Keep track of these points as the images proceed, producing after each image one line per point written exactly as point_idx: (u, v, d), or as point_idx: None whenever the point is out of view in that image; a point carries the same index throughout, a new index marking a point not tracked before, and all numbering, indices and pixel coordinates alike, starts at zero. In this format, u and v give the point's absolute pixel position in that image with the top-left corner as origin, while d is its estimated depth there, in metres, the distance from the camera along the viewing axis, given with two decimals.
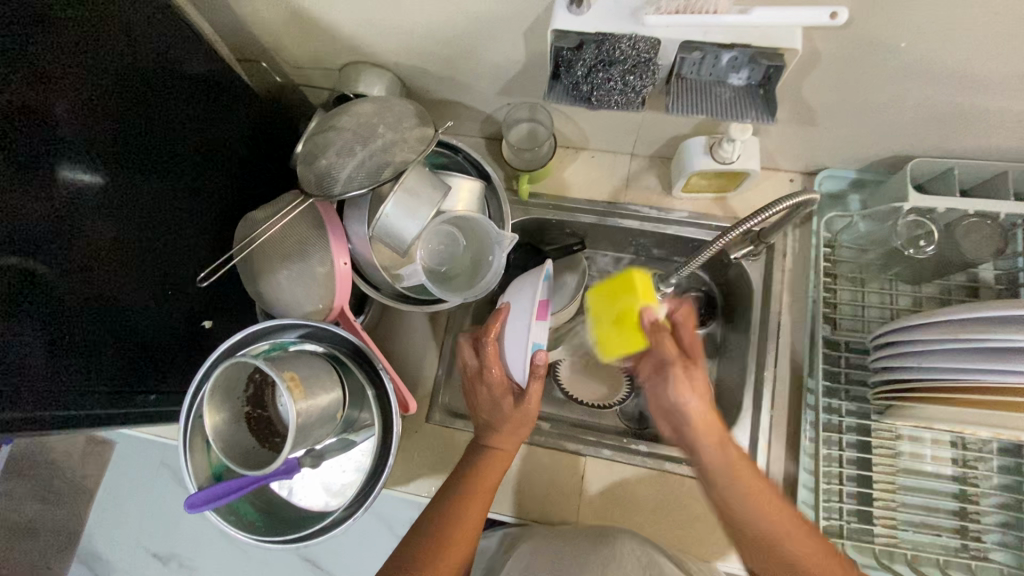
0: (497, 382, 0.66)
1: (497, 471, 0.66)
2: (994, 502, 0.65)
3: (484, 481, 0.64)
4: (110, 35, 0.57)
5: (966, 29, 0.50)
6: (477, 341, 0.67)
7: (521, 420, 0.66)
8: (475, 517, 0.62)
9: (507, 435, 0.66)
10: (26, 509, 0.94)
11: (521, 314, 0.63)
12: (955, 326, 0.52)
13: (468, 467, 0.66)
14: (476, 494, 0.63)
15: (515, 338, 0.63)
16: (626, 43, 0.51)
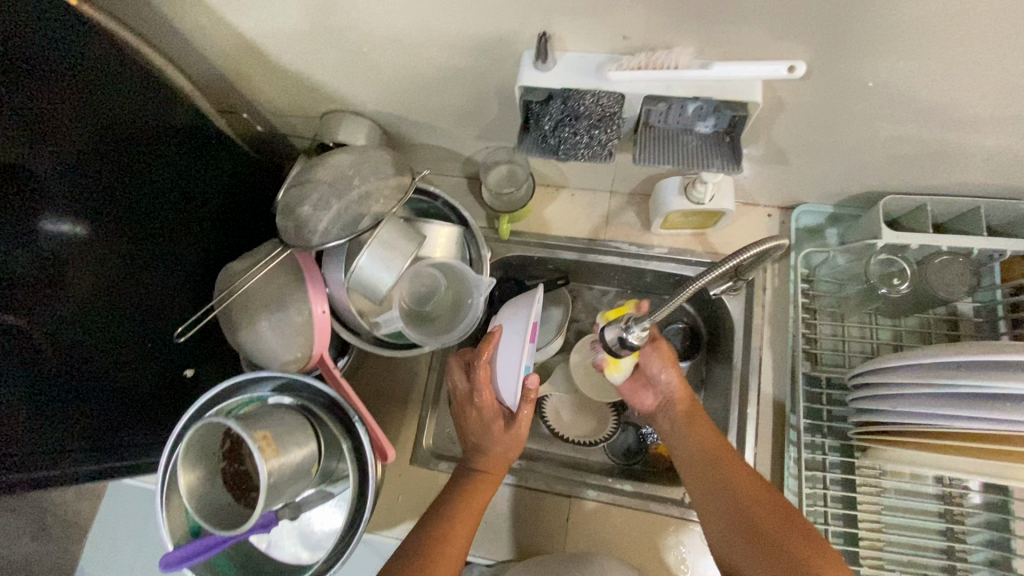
0: (487, 405, 0.66)
1: (486, 494, 0.65)
2: (980, 539, 0.65)
3: (473, 501, 0.64)
4: (94, 94, 0.58)
5: (923, 74, 0.52)
6: (469, 365, 0.68)
7: (512, 441, 0.67)
8: (463, 537, 0.61)
9: (498, 459, 0.67)
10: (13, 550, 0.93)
11: (516, 338, 0.65)
12: (928, 370, 0.52)
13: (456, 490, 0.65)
14: (465, 512, 0.63)
15: (509, 362, 0.65)
16: (590, 98, 0.53)
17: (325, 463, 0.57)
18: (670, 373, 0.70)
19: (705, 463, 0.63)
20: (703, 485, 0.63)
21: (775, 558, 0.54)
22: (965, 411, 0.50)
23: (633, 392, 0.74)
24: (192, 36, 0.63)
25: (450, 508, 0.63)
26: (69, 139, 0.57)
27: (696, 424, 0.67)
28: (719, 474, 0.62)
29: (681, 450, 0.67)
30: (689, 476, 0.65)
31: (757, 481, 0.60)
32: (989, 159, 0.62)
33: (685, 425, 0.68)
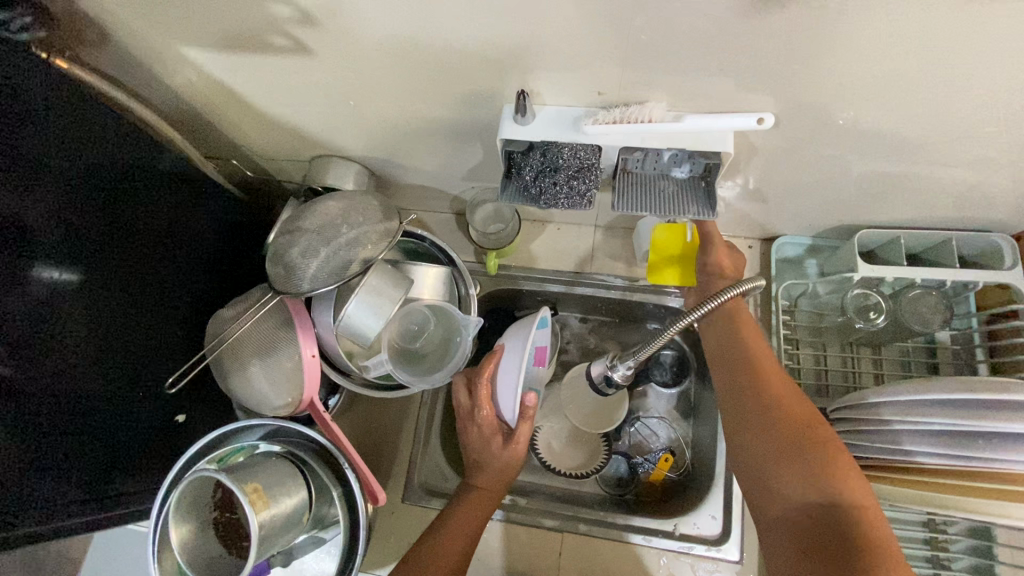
0: (487, 421, 0.67)
1: (482, 511, 0.66)
2: (964, 565, 0.66)
3: (470, 516, 0.65)
4: (82, 148, 0.59)
5: (886, 117, 0.54)
6: (471, 382, 0.68)
7: (511, 457, 0.67)
8: (458, 552, 0.62)
9: (495, 474, 0.67)
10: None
11: (514, 360, 0.66)
12: (907, 407, 0.53)
13: (453, 506, 0.66)
14: (461, 527, 0.64)
15: (508, 380, 0.66)
16: (567, 151, 0.55)
17: (317, 508, 0.58)
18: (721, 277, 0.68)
19: (740, 359, 0.61)
20: (731, 376, 0.61)
21: (777, 442, 0.52)
22: (942, 447, 0.51)
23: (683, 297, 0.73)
24: (184, 90, 0.65)
25: (447, 524, 0.64)
26: (54, 185, 0.57)
27: (739, 327, 0.64)
28: (755, 373, 0.59)
29: (717, 346, 0.64)
30: (720, 369, 0.63)
31: (792, 384, 0.57)
32: (956, 196, 0.64)
33: (730, 325, 0.65)
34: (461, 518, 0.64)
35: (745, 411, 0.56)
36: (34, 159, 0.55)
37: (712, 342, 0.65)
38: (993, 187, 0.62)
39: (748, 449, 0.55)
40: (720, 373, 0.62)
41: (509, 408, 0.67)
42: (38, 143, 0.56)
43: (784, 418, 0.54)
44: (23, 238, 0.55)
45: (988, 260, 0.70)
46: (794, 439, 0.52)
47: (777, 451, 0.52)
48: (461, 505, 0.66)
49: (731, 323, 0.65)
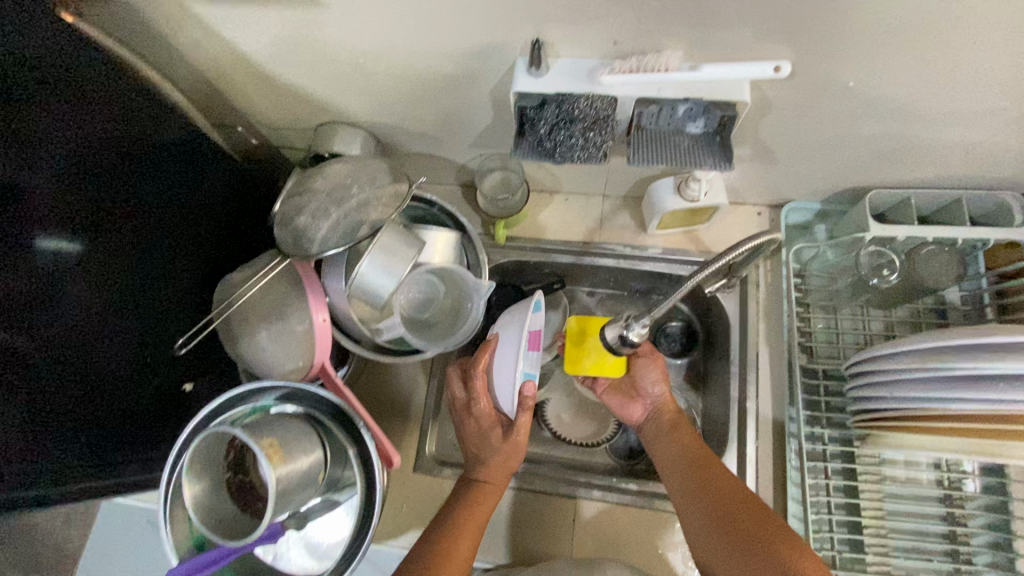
0: (485, 414, 0.66)
1: (488, 504, 0.66)
2: (981, 522, 0.67)
3: (476, 513, 0.64)
4: (86, 110, 0.58)
5: (900, 71, 0.53)
6: (467, 374, 0.68)
7: (514, 449, 0.66)
8: (469, 547, 0.62)
9: (499, 471, 0.67)
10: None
11: (508, 349, 0.63)
12: (922, 356, 0.53)
13: (457, 500, 0.65)
14: (468, 524, 0.63)
15: (503, 371, 0.64)
16: (583, 102, 0.54)
17: (330, 471, 0.57)
18: (660, 385, 0.74)
19: (685, 464, 0.66)
20: (681, 479, 0.65)
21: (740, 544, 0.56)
22: (961, 394, 0.51)
23: (622, 405, 0.77)
24: (187, 51, 0.64)
25: (455, 518, 0.63)
26: (55, 154, 0.57)
27: (680, 435, 0.70)
28: (700, 475, 0.64)
29: (666, 457, 0.68)
30: (670, 473, 0.67)
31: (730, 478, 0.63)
32: (965, 154, 0.64)
33: (674, 434, 0.70)
34: (466, 515, 0.64)
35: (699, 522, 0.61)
36: (36, 127, 0.55)
37: (660, 454, 0.69)
38: (1006, 144, 0.61)
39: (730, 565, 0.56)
40: (670, 482, 0.66)
41: (504, 398, 0.64)
42: (42, 109, 0.55)
43: (740, 517, 0.58)
44: (27, 211, 0.55)
45: (998, 220, 0.70)
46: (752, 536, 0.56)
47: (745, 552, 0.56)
48: (466, 501, 0.65)
49: (675, 433, 0.70)
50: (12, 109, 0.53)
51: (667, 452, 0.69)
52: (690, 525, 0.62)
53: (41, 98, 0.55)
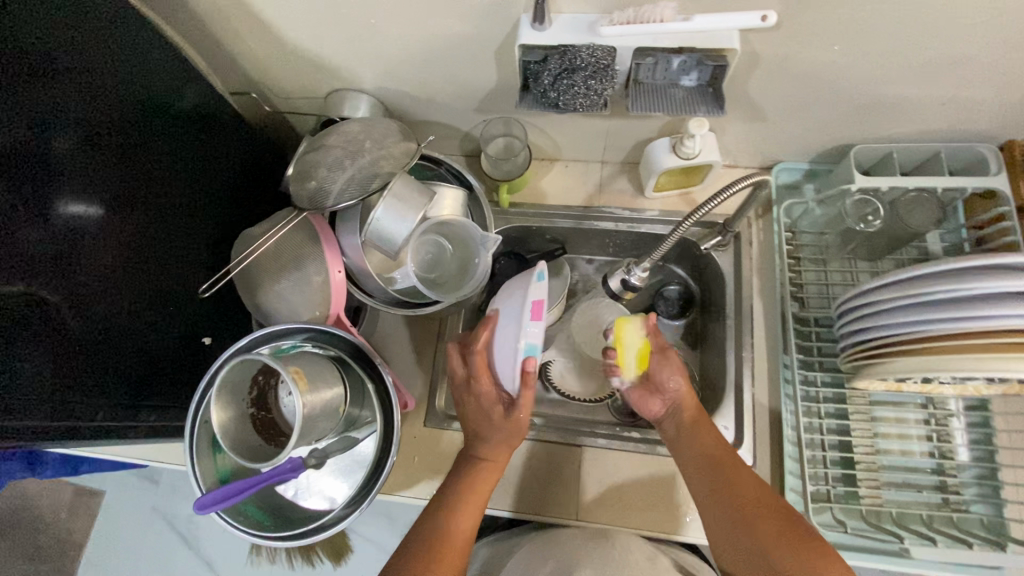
0: (486, 393, 0.67)
1: (489, 482, 0.67)
2: (969, 457, 0.70)
3: (478, 489, 0.66)
4: (113, 74, 0.61)
5: (878, 25, 0.56)
6: (466, 351, 0.68)
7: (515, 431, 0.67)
8: (470, 522, 0.64)
9: (500, 450, 0.68)
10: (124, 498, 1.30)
11: (510, 324, 0.63)
12: (904, 285, 0.58)
13: (459, 474, 0.67)
14: (470, 501, 0.65)
15: (504, 345, 0.64)
16: (585, 51, 0.57)
17: (350, 409, 0.60)
18: (678, 381, 0.69)
19: (709, 462, 0.65)
20: (703, 477, 0.65)
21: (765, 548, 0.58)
22: (945, 316, 0.55)
23: (639, 400, 0.72)
24: (206, 13, 0.66)
25: (457, 492, 0.66)
26: (84, 115, 0.58)
27: (703, 434, 0.67)
28: (724, 475, 0.64)
29: (687, 459, 0.67)
30: (691, 472, 0.66)
31: (755, 480, 0.63)
32: (945, 106, 0.67)
33: (696, 434, 0.67)
34: (468, 492, 0.66)
35: (720, 520, 0.62)
36: (67, 87, 0.56)
37: (680, 456, 0.68)
38: (979, 96, 0.65)
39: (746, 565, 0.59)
40: (691, 480, 0.66)
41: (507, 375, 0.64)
42: (72, 69, 0.57)
43: (763, 521, 0.60)
44: (55, 174, 0.55)
45: (976, 170, 0.75)
46: (776, 539, 0.58)
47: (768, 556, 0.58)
48: (468, 478, 0.67)
49: (697, 433, 0.68)
50: (50, 67, 0.55)
51: (687, 454, 0.67)
52: (711, 521, 0.63)
53: (73, 58, 0.57)
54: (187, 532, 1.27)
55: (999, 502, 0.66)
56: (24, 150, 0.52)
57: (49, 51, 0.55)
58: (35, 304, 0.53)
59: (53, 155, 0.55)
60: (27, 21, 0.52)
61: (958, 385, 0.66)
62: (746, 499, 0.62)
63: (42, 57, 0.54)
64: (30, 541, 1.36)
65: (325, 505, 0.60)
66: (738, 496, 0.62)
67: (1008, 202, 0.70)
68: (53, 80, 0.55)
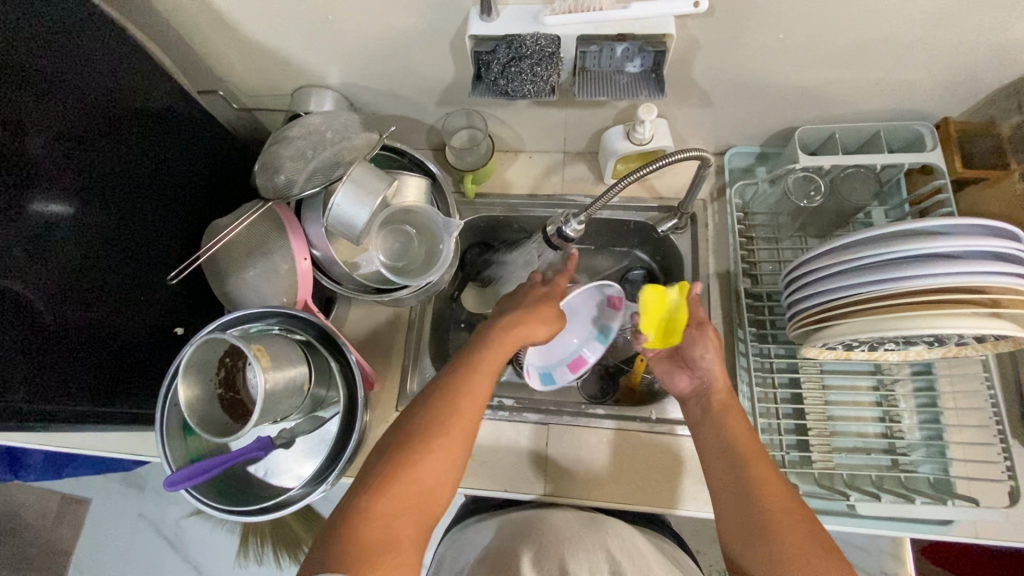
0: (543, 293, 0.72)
1: (484, 386, 0.62)
2: (917, 419, 0.73)
3: (455, 428, 0.58)
4: (87, 76, 0.63)
5: (804, 11, 0.60)
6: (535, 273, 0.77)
7: (493, 364, 0.64)
8: (446, 469, 0.57)
9: (478, 388, 0.61)
10: (111, 499, 1.31)
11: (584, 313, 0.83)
12: (841, 253, 0.62)
13: (429, 407, 0.60)
14: (441, 439, 0.57)
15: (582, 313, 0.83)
16: (530, 39, 0.61)
17: (315, 389, 0.63)
18: (710, 360, 0.70)
19: (730, 458, 0.64)
20: (726, 470, 0.64)
21: (779, 551, 0.58)
22: (875, 279, 0.59)
23: (670, 372, 0.75)
24: (169, 15, 0.69)
25: (422, 423, 0.58)
26: (59, 115, 0.60)
27: (733, 423, 0.67)
28: (746, 471, 0.63)
29: (711, 444, 0.67)
30: (716, 464, 0.65)
31: (780, 481, 0.62)
32: (879, 86, 0.71)
33: (721, 422, 0.67)
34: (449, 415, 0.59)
35: (737, 515, 0.62)
36: (45, 90, 0.59)
37: (702, 436, 0.68)
38: (909, 75, 0.69)
39: (751, 556, 0.59)
40: (713, 475, 0.65)
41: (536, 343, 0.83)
42: (50, 74, 0.59)
43: (779, 520, 0.59)
44: (33, 172, 0.58)
45: (914, 148, 0.79)
46: (787, 539, 0.58)
47: (778, 558, 0.57)
48: (439, 413, 0.59)
49: (723, 420, 0.67)
50: (30, 72, 0.57)
51: (713, 440, 0.66)
52: (724, 512, 0.63)
53: (50, 63, 0.59)
54: (173, 535, 1.28)
55: (944, 461, 0.69)
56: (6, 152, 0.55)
57: (27, 52, 0.57)
58: (8, 297, 0.55)
59: (29, 154, 0.57)
60: (6, 24, 0.55)
61: (900, 351, 0.69)
62: (769, 506, 0.60)
63: (13, 58, 0.56)
64: (18, 550, 1.36)
65: (294, 483, 0.62)
66: (753, 498, 0.61)
67: (944, 176, 0.74)
68: (33, 83, 0.57)
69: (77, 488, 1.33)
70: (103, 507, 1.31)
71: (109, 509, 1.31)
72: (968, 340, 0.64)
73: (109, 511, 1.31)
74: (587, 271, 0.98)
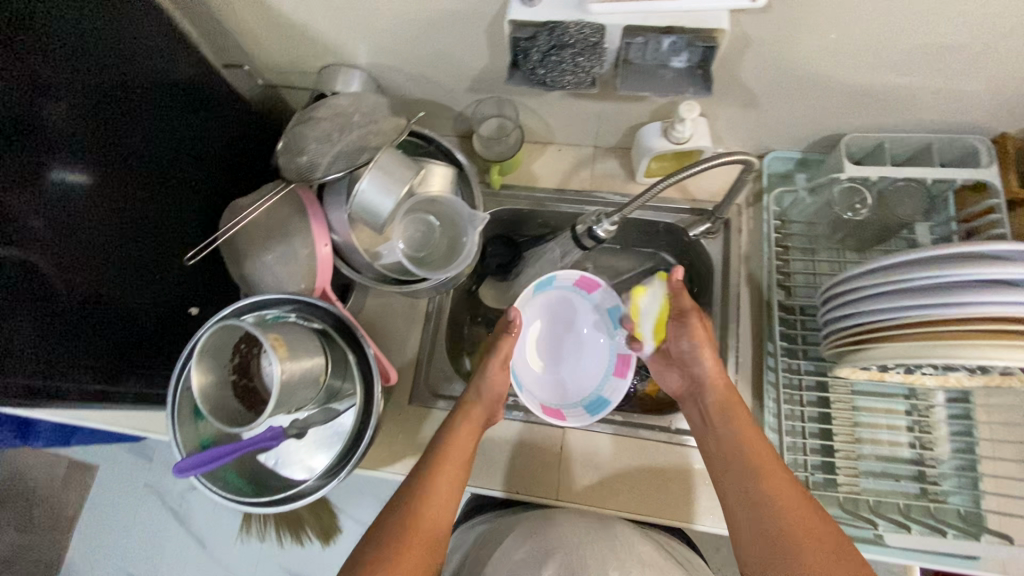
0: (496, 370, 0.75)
1: (450, 475, 0.64)
2: (950, 448, 0.70)
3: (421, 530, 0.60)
4: (111, 44, 0.61)
5: (869, 12, 0.56)
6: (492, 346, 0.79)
7: (454, 453, 0.65)
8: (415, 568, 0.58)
9: (449, 483, 0.63)
10: (120, 469, 1.32)
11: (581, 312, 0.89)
12: (885, 272, 0.59)
13: (404, 498, 0.62)
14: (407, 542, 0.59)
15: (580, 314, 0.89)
16: (574, 28, 0.58)
17: (331, 380, 0.61)
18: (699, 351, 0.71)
19: (743, 464, 0.63)
20: (737, 477, 0.63)
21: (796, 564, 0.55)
22: (923, 302, 0.56)
23: (663, 372, 0.81)
24: None
25: (398, 514, 0.61)
26: (80, 83, 0.58)
27: (739, 421, 0.66)
28: (755, 475, 0.61)
29: (715, 447, 0.67)
30: (726, 471, 0.65)
31: (797, 487, 0.60)
32: (938, 95, 0.67)
33: (727, 421, 0.67)
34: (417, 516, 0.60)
35: (750, 523, 0.60)
36: (66, 56, 0.56)
37: (707, 442, 0.68)
38: (973, 87, 0.64)
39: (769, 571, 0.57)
40: (726, 481, 0.64)
41: (555, 384, 0.85)
42: (73, 40, 0.57)
43: (798, 532, 0.57)
44: (52, 141, 0.56)
45: (967, 163, 0.74)
46: (804, 550, 0.56)
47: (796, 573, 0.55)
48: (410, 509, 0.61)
49: (728, 417, 0.67)
50: (52, 36, 0.55)
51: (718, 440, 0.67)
52: (739, 523, 0.62)
53: (74, 28, 0.57)
54: (177, 506, 1.29)
55: (977, 493, 0.66)
56: (23, 118, 0.53)
57: (49, 15, 0.55)
58: (23, 268, 0.54)
59: (51, 122, 0.55)
60: None
61: (939, 377, 0.66)
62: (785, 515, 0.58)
63: (34, 20, 0.53)
64: (23, 511, 1.37)
65: (305, 476, 0.61)
66: (767, 505, 0.59)
67: (999, 195, 0.69)
68: (56, 48, 0.55)
69: (85, 453, 1.33)
70: (112, 475, 1.33)
71: (118, 477, 1.32)
72: (1015, 371, 0.61)
73: (117, 480, 1.32)
74: (610, 271, 0.95)
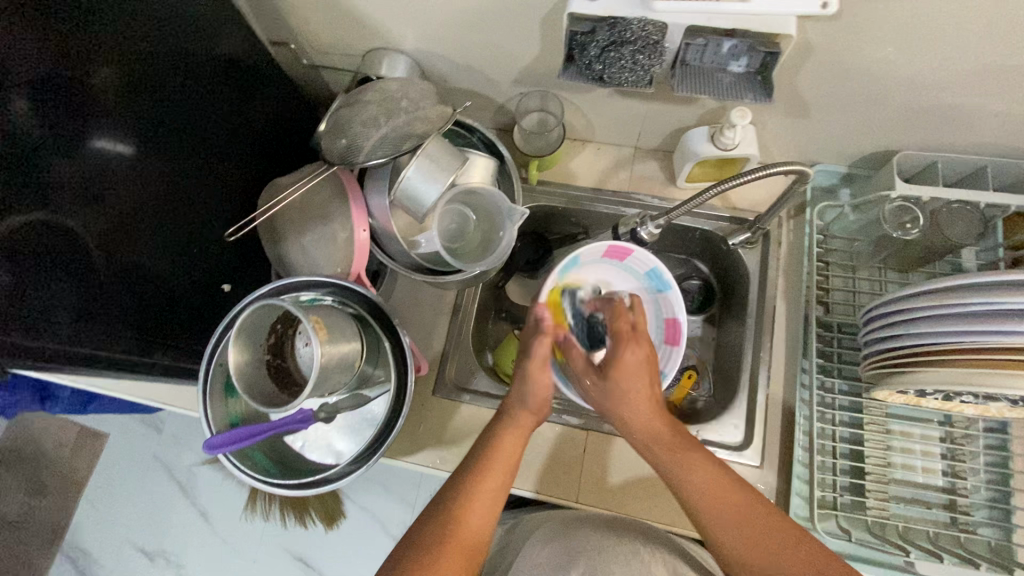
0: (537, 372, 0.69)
1: (496, 481, 0.62)
2: (983, 478, 0.69)
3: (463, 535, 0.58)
4: (157, 11, 0.60)
5: (942, 26, 0.54)
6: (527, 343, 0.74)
7: (500, 459, 0.63)
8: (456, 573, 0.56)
9: (489, 489, 0.61)
10: (132, 438, 1.33)
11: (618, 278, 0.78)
12: (937, 296, 0.57)
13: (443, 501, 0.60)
14: (451, 549, 0.56)
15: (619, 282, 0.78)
16: (636, 24, 0.56)
17: (364, 366, 0.61)
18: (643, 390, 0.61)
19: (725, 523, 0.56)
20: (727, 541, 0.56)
21: None
22: (978, 329, 0.54)
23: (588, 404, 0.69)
24: None
25: (440, 520, 0.58)
26: (125, 48, 0.57)
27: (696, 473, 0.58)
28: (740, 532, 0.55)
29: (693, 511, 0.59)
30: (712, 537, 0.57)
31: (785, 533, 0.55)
32: (1001, 117, 0.65)
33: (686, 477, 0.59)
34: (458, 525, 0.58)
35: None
36: (113, 20, 0.55)
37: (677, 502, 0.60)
38: None
39: None
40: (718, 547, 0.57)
41: None
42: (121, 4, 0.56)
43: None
44: (91, 105, 0.54)
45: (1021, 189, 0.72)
46: None
47: None
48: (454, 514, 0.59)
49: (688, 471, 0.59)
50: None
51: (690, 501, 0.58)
52: None
53: None
54: (186, 480, 1.29)
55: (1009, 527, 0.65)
56: (65, 79, 0.51)
57: None
58: (56, 233, 0.53)
59: (91, 86, 0.54)
60: None
61: (979, 406, 0.64)
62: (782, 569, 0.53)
63: None
64: (32, 474, 1.38)
65: (332, 461, 0.60)
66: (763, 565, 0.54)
67: None
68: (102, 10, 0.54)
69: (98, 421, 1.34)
70: (123, 444, 1.33)
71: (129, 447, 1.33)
72: None
73: (128, 449, 1.33)
74: None
